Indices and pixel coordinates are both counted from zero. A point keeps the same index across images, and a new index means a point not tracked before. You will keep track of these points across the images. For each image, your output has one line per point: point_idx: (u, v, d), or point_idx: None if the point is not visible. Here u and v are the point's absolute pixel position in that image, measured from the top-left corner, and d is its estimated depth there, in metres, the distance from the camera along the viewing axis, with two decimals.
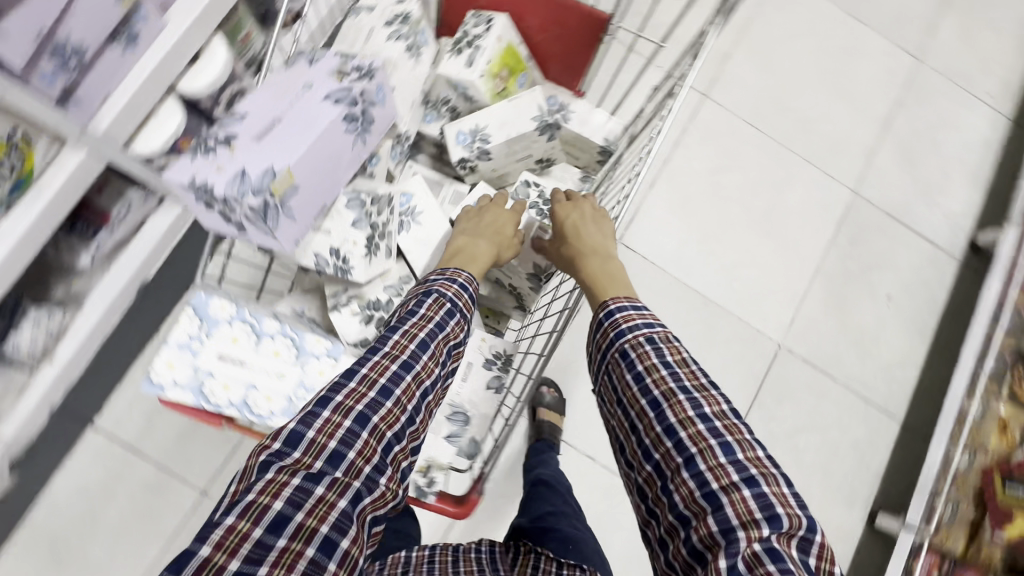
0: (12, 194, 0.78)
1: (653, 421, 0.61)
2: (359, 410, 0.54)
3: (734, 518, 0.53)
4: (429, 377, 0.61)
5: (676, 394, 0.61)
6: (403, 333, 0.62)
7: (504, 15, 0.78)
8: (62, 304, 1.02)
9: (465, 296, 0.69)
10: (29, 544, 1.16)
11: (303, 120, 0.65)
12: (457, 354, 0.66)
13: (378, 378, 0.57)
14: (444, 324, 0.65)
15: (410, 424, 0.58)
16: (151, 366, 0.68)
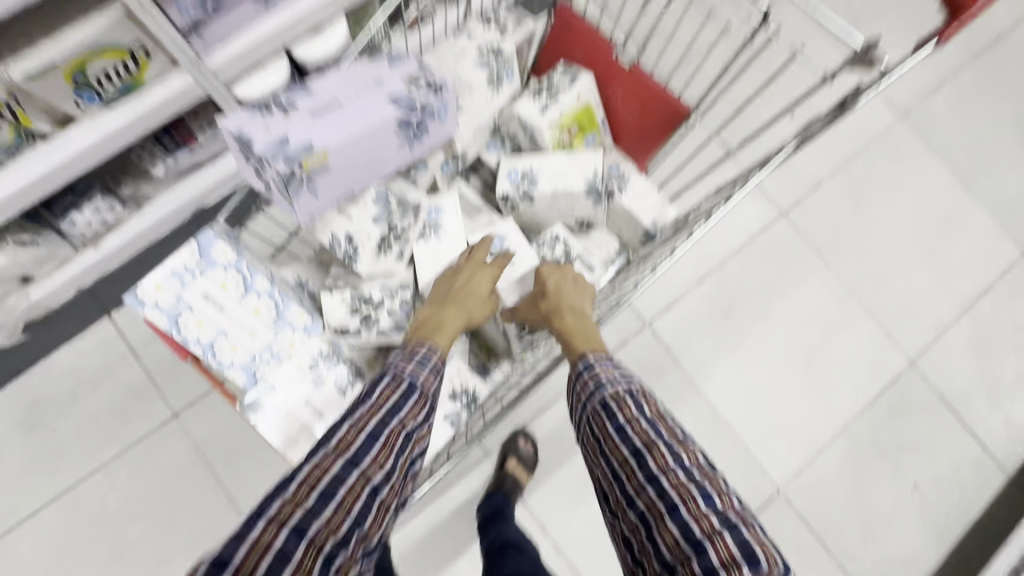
0: (117, 94, 0.87)
1: (634, 469, 0.57)
2: (292, 525, 0.51)
3: (718, 562, 0.50)
4: (380, 473, 0.57)
5: (658, 444, 0.57)
6: (351, 425, 0.59)
7: (591, 76, 0.80)
8: (127, 202, 1.10)
9: (426, 368, 0.65)
10: (14, 401, 1.23)
11: (359, 112, 0.70)
12: (420, 436, 0.63)
13: (316, 482, 0.54)
14: (397, 406, 0.62)
15: (356, 529, 0.54)
16: (139, 282, 0.70)
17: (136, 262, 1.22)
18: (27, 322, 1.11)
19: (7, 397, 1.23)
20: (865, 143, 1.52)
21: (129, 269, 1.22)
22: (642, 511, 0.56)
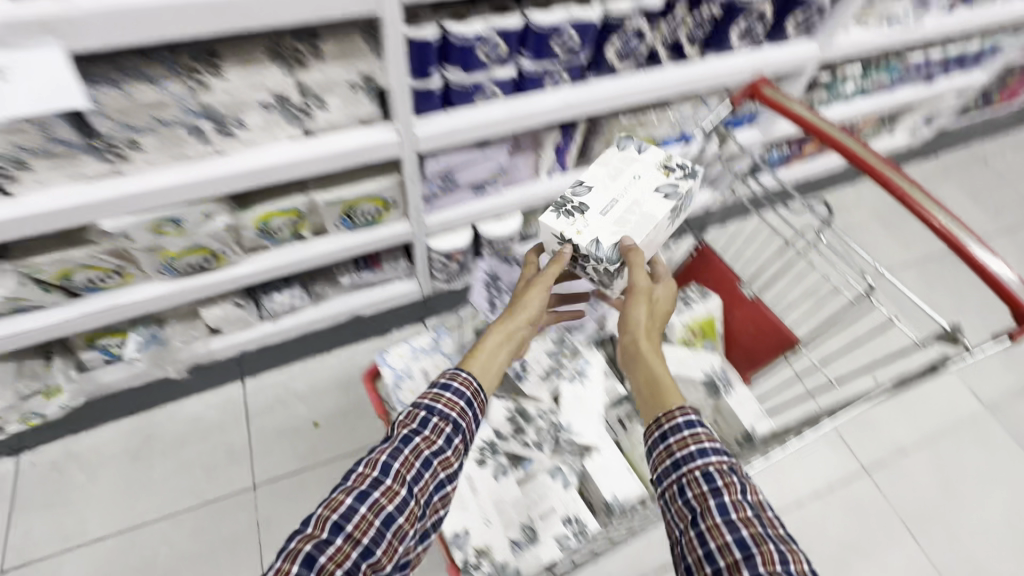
0: (362, 226, 1.19)
1: (737, 559, 0.54)
2: (307, 550, 0.59)
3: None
4: (393, 501, 0.65)
5: (765, 541, 0.55)
6: (369, 461, 0.68)
7: (719, 299, 0.99)
8: (312, 295, 1.38)
9: (446, 394, 0.75)
10: (135, 430, 1.38)
11: (558, 275, 1.02)
12: (441, 464, 0.71)
13: (331, 513, 0.62)
14: (413, 436, 0.70)
15: (367, 556, 0.61)
16: (392, 348, 0.91)
17: (288, 343, 1.45)
18: (192, 365, 1.32)
19: (131, 425, 1.38)
20: (953, 424, 1.56)
21: (281, 347, 1.45)
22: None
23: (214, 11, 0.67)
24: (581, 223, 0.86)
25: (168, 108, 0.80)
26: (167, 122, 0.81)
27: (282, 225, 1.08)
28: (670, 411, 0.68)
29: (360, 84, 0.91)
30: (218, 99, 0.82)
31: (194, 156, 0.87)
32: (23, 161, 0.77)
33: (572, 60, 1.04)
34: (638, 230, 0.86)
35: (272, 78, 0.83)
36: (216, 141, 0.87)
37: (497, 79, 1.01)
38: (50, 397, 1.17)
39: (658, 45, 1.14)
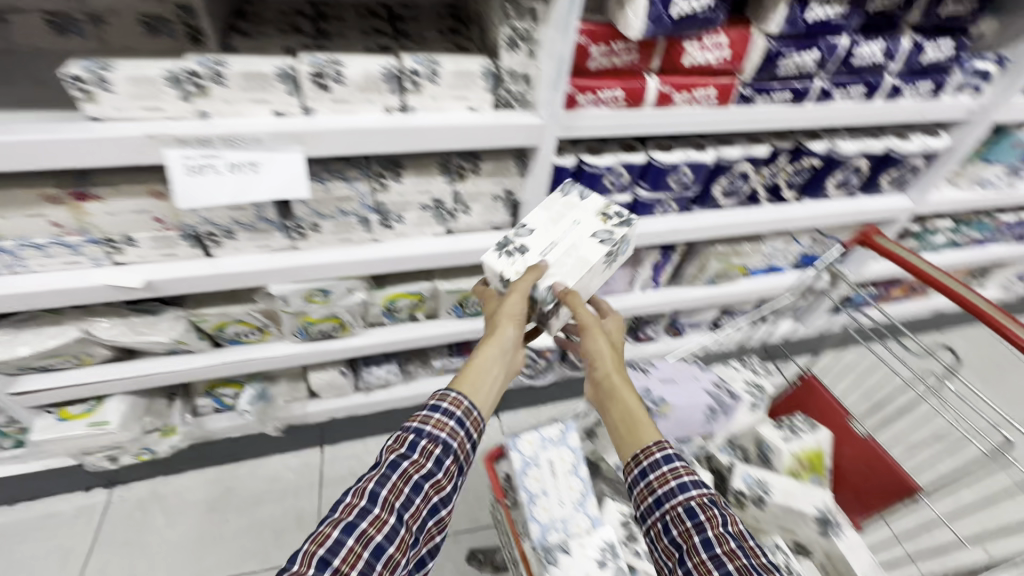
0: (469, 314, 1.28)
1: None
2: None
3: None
4: (380, 530, 0.65)
5: (746, 570, 0.61)
6: (357, 492, 0.68)
7: (829, 432, 0.98)
8: (405, 373, 1.46)
9: (434, 417, 0.75)
10: (217, 480, 1.43)
11: (689, 388, 0.97)
12: (429, 487, 0.71)
13: (317, 547, 0.63)
14: (400, 463, 0.71)
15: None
16: (522, 434, 0.94)
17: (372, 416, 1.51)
18: (285, 424, 1.40)
19: (215, 474, 1.44)
20: None
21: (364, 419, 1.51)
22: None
23: (418, 136, 0.84)
24: (518, 261, 0.87)
25: (351, 202, 0.96)
26: (346, 212, 0.97)
27: (405, 305, 1.19)
28: (648, 448, 0.75)
29: (501, 197, 1.05)
30: (391, 199, 0.98)
31: (356, 242, 1.03)
32: (230, 232, 0.93)
33: (683, 192, 1.16)
34: (574, 272, 0.85)
35: (437, 187, 0.99)
36: (377, 231, 1.02)
37: (615, 203, 1.13)
38: (165, 436, 1.25)
39: (759, 187, 1.25)
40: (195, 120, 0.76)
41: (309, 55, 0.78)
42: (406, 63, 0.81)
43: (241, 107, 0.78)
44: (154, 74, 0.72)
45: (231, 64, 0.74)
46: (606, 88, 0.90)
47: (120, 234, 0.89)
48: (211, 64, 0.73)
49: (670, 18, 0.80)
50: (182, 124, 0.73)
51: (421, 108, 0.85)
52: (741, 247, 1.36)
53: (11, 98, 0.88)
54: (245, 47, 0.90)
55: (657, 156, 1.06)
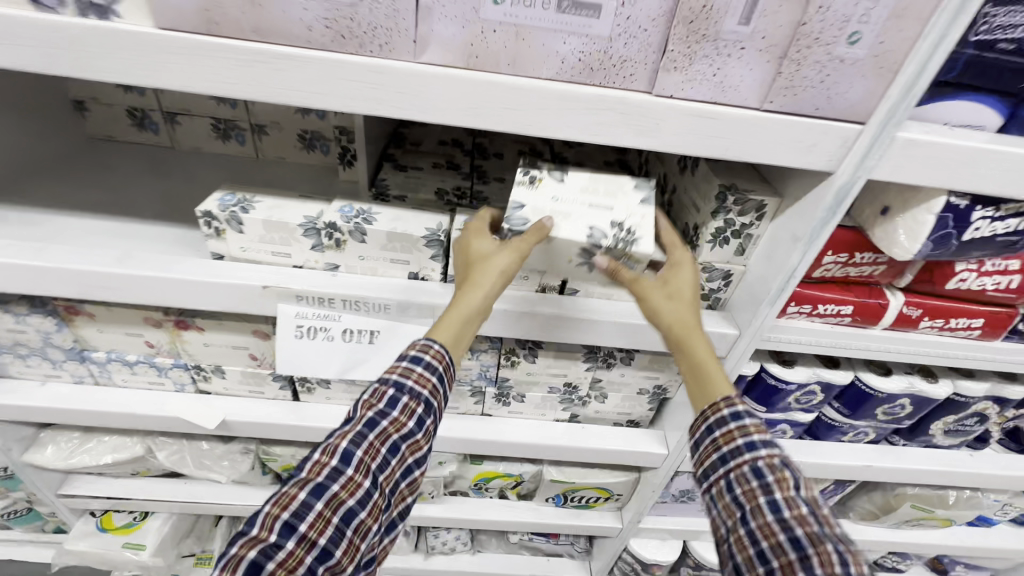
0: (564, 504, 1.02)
1: (791, 562, 0.44)
2: (257, 556, 0.50)
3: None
4: (352, 497, 0.54)
5: (821, 540, 0.44)
6: (327, 450, 0.55)
7: None
8: (474, 541, 1.21)
9: (417, 372, 0.58)
10: None
11: None
12: (406, 449, 0.58)
13: (282, 511, 0.52)
14: (377, 423, 0.56)
15: (325, 553, 0.52)
16: None
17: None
18: None
19: None
20: None
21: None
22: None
23: (577, 327, 0.66)
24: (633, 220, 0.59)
25: (468, 373, 0.79)
26: (461, 381, 0.80)
27: (498, 485, 0.97)
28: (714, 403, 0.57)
29: (649, 390, 0.83)
30: (517, 378, 0.79)
31: (462, 411, 0.85)
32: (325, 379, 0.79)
33: (891, 423, 0.87)
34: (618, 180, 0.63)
35: (576, 374, 0.79)
36: (488, 404, 0.83)
37: (795, 420, 0.86)
38: (199, 564, 1.09)
39: (994, 428, 0.91)
40: (322, 275, 0.64)
41: (465, 218, 0.64)
42: None
43: (377, 265, 0.65)
44: (292, 221, 0.61)
45: (379, 219, 0.62)
46: (831, 301, 0.67)
47: (211, 364, 0.77)
48: (355, 223, 0.61)
49: (959, 240, 0.57)
50: (308, 282, 0.61)
51: (584, 292, 0.68)
52: (950, 495, 0.99)
53: (157, 196, 0.84)
54: (396, 181, 0.79)
55: (869, 379, 0.80)
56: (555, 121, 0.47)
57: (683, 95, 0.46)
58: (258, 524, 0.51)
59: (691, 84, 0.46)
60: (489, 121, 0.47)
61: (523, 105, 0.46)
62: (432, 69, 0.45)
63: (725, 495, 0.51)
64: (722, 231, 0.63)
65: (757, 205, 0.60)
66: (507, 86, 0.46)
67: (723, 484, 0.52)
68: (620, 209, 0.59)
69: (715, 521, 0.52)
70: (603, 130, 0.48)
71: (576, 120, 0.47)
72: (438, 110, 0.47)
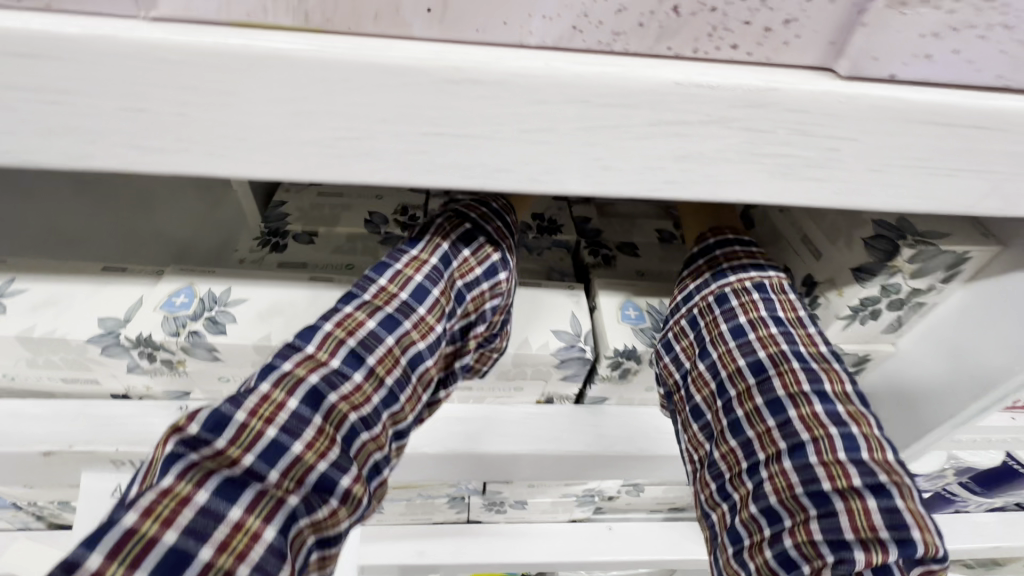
0: None
1: (751, 387, 0.31)
2: (315, 383, 0.26)
3: (852, 533, 0.25)
4: (428, 340, 0.31)
5: (787, 358, 0.31)
6: (395, 275, 0.32)
7: None
8: None
9: (495, 223, 0.37)
10: None
11: None
12: (493, 293, 0.34)
13: (346, 337, 0.28)
14: (449, 259, 0.34)
15: (390, 403, 0.29)
16: None
17: None
18: None
19: None
20: None
21: None
22: (746, 442, 0.30)
23: (607, 465, 0.39)
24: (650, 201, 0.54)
25: (443, 487, 0.53)
26: (432, 495, 0.55)
27: None
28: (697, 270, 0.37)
29: None
30: (513, 488, 0.54)
31: (440, 520, 0.61)
32: None
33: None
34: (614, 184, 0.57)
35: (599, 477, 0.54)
36: (475, 513, 0.59)
37: None
38: None
39: None
40: (157, 418, 0.36)
41: None
42: (613, 336, 0.36)
43: None
44: (72, 337, 0.33)
45: (243, 318, 0.34)
46: None
47: (54, 502, 0.52)
48: (190, 335, 0.33)
49: None
50: (125, 443, 0.34)
51: (617, 398, 0.40)
52: None
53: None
54: (301, 205, 0.49)
55: None
56: (573, 156, 0.18)
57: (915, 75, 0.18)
58: (308, 340, 0.28)
59: (974, 53, 0.17)
60: (399, 169, 0.18)
61: (481, 127, 0.17)
62: (213, 39, 0.16)
63: (683, 333, 0.35)
64: (874, 302, 0.34)
65: (952, 260, 0.31)
66: (430, 78, 0.16)
67: (683, 324, 0.35)
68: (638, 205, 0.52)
69: (662, 363, 0.35)
70: (691, 170, 0.19)
71: (620, 155, 0.18)
72: (257, 152, 0.18)
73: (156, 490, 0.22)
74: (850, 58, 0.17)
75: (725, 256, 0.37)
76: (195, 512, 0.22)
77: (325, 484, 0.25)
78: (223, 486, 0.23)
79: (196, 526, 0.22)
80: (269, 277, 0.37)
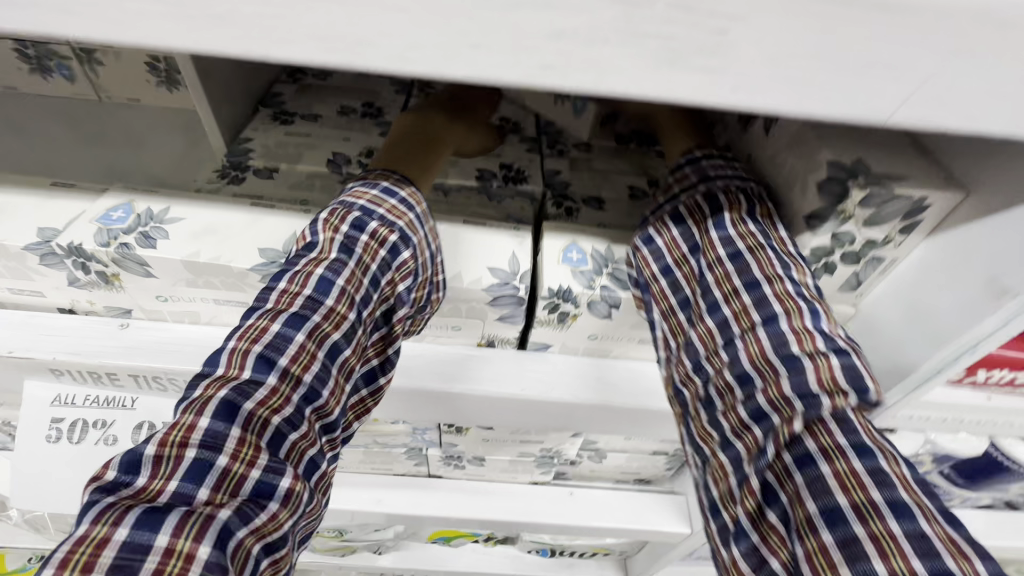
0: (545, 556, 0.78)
1: (727, 271, 0.31)
2: (226, 397, 0.25)
3: (817, 386, 0.25)
4: (343, 330, 0.30)
5: (763, 246, 0.31)
6: (296, 273, 0.30)
7: None
8: None
9: (390, 202, 0.35)
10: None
11: None
12: (401, 275, 0.34)
13: (251, 344, 0.27)
14: (350, 249, 0.32)
15: (313, 398, 0.28)
16: None
17: None
18: None
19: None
20: None
21: None
22: (722, 320, 0.30)
23: (548, 413, 0.38)
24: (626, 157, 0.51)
25: (398, 436, 0.53)
26: (389, 444, 0.55)
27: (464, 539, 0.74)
28: (692, 191, 0.35)
29: (666, 452, 0.57)
30: (469, 443, 0.54)
31: (400, 471, 0.61)
32: None
33: (1021, 492, 0.59)
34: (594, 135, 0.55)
35: (556, 437, 0.53)
36: (434, 466, 0.59)
37: None
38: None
39: None
40: (97, 331, 0.36)
41: None
42: (549, 276, 0.35)
43: (198, 309, 0.37)
44: (10, 244, 0.33)
45: (175, 234, 0.34)
46: (1001, 361, 0.38)
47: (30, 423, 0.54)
48: (120, 247, 0.33)
49: None
50: (61, 352, 0.34)
51: (560, 346, 0.39)
52: None
53: None
54: (266, 142, 0.49)
55: (1011, 450, 0.51)
56: (435, 29, 0.17)
57: None
58: (215, 364, 0.27)
59: None
60: (260, 39, 0.18)
61: None
62: None
63: (665, 229, 0.35)
64: (826, 254, 0.33)
65: (909, 209, 0.29)
66: None
67: (667, 218, 0.35)
68: (609, 164, 0.50)
69: (640, 255, 0.34)
70: (566, 52, 0.18)
71: (489, 31, 0.17)
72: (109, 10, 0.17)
73: (71, 539, 0.21)
74: None
75: (722, 182, 0.34)
76: (117, 550, 0.21)
77: (263, 489, 0.25)
78: (143, 518, 0.22)
79: (123, 563, 0.21)
80: (210, 199, 0.36)
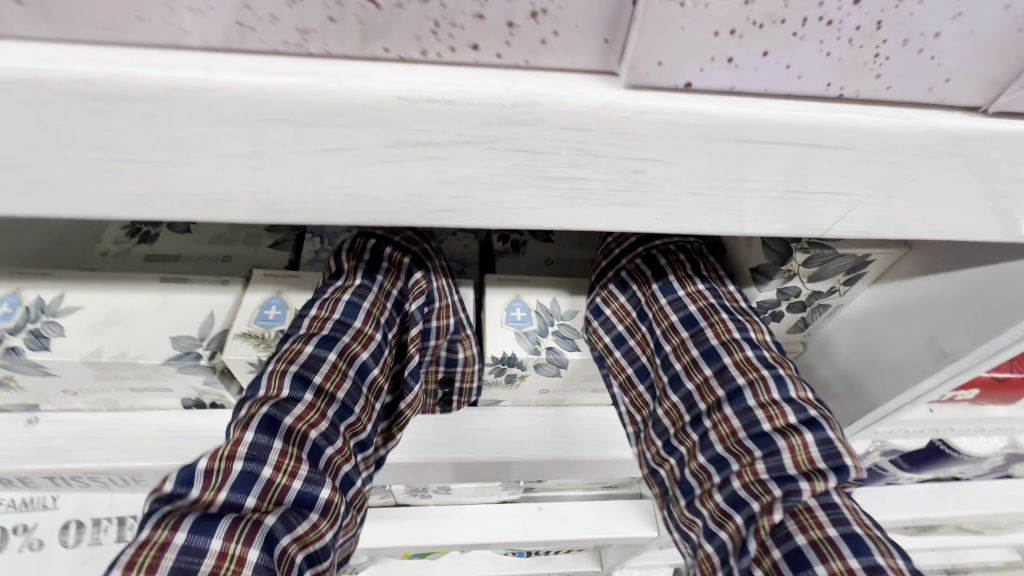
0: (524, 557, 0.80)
1: (685, 341, 0.30)
2: (269, 411, 0.23)
3: (794, 468, 0.25)
4: (371, 349, 0.28)
5: (716, 309, 0.30)
6: (323, 299, 0.29)
7: None
8: None
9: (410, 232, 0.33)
10: None
11: None
12: (415, 296, 0.32)
13: (287, 364, 0.25)
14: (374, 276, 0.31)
15: (345, 417, 0.26)
16: None
17: None
18: None
19: None
20: None
21: None
22: (688, 395, 0.29)
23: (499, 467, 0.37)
24: None
25: None
26: None
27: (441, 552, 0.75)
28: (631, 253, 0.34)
29: None
30: None
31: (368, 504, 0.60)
32: None
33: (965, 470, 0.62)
34: None
35: None
36: (401, 497, 0.58)
37: None
38: None
39: None
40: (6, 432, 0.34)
41: (262, 299, 0.32)
42: (492, 343, 0.33)
43: (116, 397, 0.34)
44: None
45: (73, 329, 0.30)
46: None
47: None
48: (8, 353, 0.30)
49: None
50: None
51: (512, 400, 0.37)
52: None
53: None
54: None
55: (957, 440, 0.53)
56: (305, 182, 0.15)
57: (714, 84, 0.14)
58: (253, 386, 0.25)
59: (791, 57, 0.13)
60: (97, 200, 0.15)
61: (172, 151, 0.14)
62: None
63: (613, 298, 0.33)
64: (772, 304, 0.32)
65: (851, 264, 0.29)
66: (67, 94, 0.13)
67: (613, 285, 0.33)
68: None
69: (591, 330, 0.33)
70: (462, 194, 0.15)
71: (369, 180, 0.15)
72: None
73: (133, 544, 0.20)
74: (630, 63, 0.13)
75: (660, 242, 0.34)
76: (177, 554, 0.19)
77: (306, 500, 0.22)
78: (199, 524, 0.20)
79: (182, 569, 0.19)
80: (114, 274, 0.32)
